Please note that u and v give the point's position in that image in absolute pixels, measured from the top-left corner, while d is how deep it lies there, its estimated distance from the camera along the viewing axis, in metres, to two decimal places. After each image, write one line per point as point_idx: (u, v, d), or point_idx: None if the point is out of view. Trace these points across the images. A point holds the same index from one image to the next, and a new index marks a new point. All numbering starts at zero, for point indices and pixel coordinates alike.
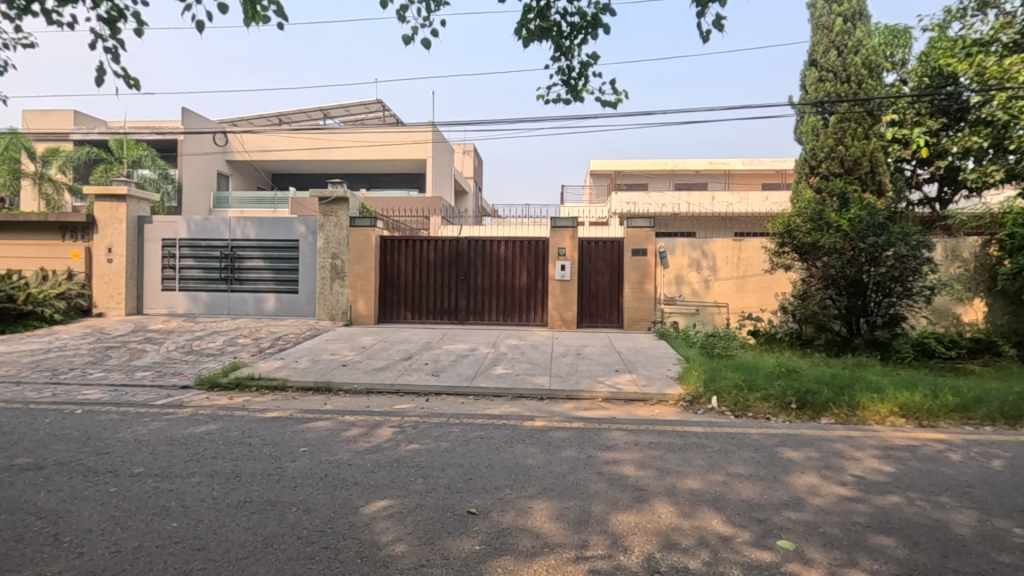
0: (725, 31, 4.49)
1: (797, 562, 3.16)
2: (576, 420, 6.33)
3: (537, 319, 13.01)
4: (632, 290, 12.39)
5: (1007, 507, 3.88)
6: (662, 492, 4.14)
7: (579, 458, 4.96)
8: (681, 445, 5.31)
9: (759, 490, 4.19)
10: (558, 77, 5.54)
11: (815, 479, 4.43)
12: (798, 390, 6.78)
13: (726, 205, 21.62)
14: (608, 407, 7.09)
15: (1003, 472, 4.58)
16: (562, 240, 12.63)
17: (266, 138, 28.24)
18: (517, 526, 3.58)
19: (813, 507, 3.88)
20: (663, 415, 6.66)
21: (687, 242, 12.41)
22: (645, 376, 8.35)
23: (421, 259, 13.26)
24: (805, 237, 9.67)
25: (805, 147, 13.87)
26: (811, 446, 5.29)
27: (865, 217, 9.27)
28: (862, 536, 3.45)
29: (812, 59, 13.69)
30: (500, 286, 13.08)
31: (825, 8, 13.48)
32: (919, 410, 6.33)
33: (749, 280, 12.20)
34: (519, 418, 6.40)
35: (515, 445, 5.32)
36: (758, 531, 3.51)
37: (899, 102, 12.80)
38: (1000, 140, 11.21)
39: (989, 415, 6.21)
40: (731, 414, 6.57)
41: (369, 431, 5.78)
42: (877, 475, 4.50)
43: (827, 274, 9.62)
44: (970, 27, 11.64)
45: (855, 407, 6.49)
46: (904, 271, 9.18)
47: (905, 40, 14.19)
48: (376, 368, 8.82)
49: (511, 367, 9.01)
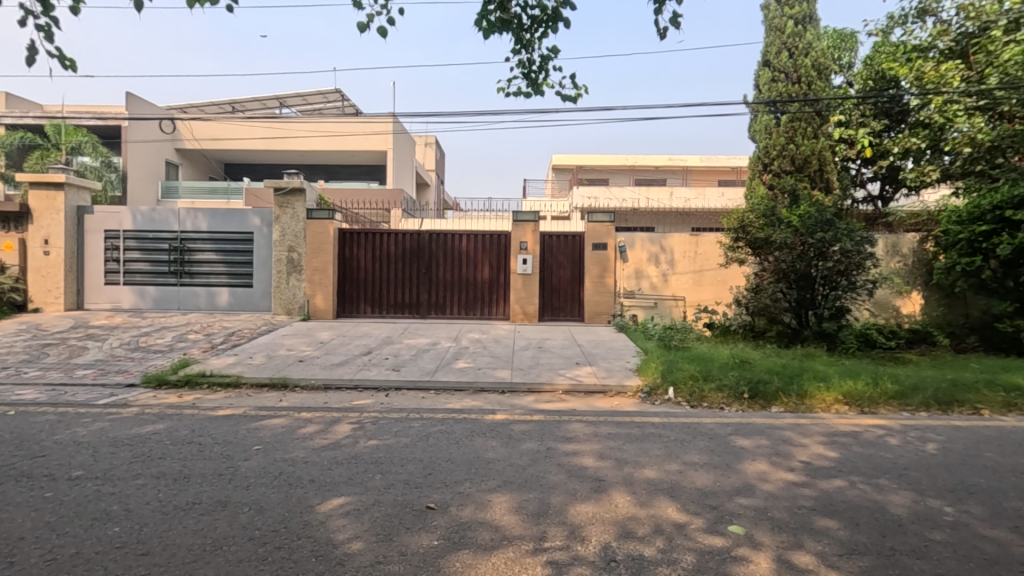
0: (681, 28, 4.60)
1: (746, 546, 3.26)
2: (537, 413, 6.37)
3: (498, 313, 13.02)
4: (593, 285, 12.56)
5: (940, 488, 4.12)
6: (620, 482, 4.22)
7: (539, 450, 4.99)
8: (639, 436, 5.41)
9: (713, 478, 4.32)
10: (520, 70, 5.60)
11: (765, 466, 4.59)
12: (750, 380, 7.02)
13: (684, 201, 22.01)
14: (568, 400, 7.17)
15: (936, 455, 4.86)
16: (524, 233, 12.66)
17: (218, 127, 26.97)
18: (477, 520, 3.57)
19: (763, 493, 4.03)
20: (622, 407, 6.77)
21: (647, 237, 12.56)
22: (605, 368, 8.49)
23: (381, 254, 13.05)
24: (758, 232, 10.03)
25: (758, 146, 14.29)
26: (762, 434, 5.49)
27: (814, 213, 9.63)
28: (808, 519, 3.61)
29: (765, 59, 14.09)
30: (462, 280, 13.01)
31: (778, 10, 13.88)
32: (861, 398, 6.65)
33: (706, 274, 12.53)
34: (481, 412, 6.40)
35: (475, 439, 5.32)
36: (711, 517, 3.62)
37: (846, 104, 13.32)
38: (936, 142, 11.84)
39: (925, 401, 6.58)
40: (687, 404, 6.77)
41: (326, 427, 5.67)
42: (821, 461, 4.70)
43: (779, 269, 9.94)
44: (910, 33, 12.19)
45: (803, 396, 6.76)
46: (848, 266, 9.56)
47: (852, 44, 14.84)
48: (335, 364, 8.63)
49: (473, 361, 8.95)
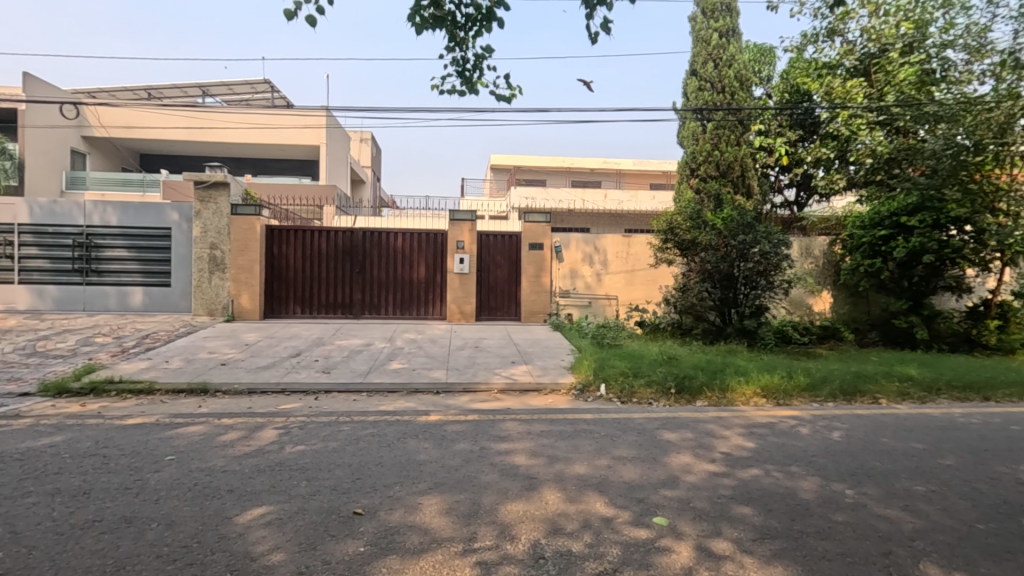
0: (611, 34, 4.81)
1: (669, 536, 3.38)
2: (471, 413, 6.35)
3: (435, 312, 12.89)
4: (529, 284, 12.69)
5: (843, 472, 4.45)
6: (551, 479, 4.28)
7: (472, 450, 4.97)
8: (571, 433, 5.51)
9: (640, 471, 4.45)
10: (453, 67, 5.71)
11: (689, 458, 4.79)
12: (677, 375, 7.32)
13: (618, 204, 22.58)
14: (503, 399, 7.19)
15: (841, 442, 5.26)
16: (461, 232, 12.59)
17: (132, 114, 25.09)
18: (406, 524, 3.50)
19: (687, 484, 4.20)
20: (556, 404, 6.87)
21: (582, 237, 12.80)
22: (540, 367, 8.57)
23: (312, 252, 12.57)
24: (684, 234, 10.48)
25: (686, 151, 14.93)
26: (687, 427, 5.73)
27: (736, 217, 10.16)
28: (726, 507, 3.79)
29: (692, 68, 14.71)
30: (398, 279, 12.78)
31: (704, 22, 14.57)
32: (777, 391, 7.08)
33: (638, 274, 12.92)
34: (415, 413, 6.30)
35: (407, 441, 5.22)
36: (637, 510, 3.73)
37: (765, 114, 14.16)
38: (843, 152, 12.85)
39: (832, 392, 7.09)
40: (618, 400, 6.97)
41: (249, 433, 5.39)
42: (740, 451, 4.96)
43: (704, 269, 10.41)
44: (821, 51, 13.09)
45: (725, 390, 7.12)
46: (768, 267, 10.17)
47: (770, 59, 15.79)
48: (260, 367, 8.23)
49: (408, 362, 8.81)
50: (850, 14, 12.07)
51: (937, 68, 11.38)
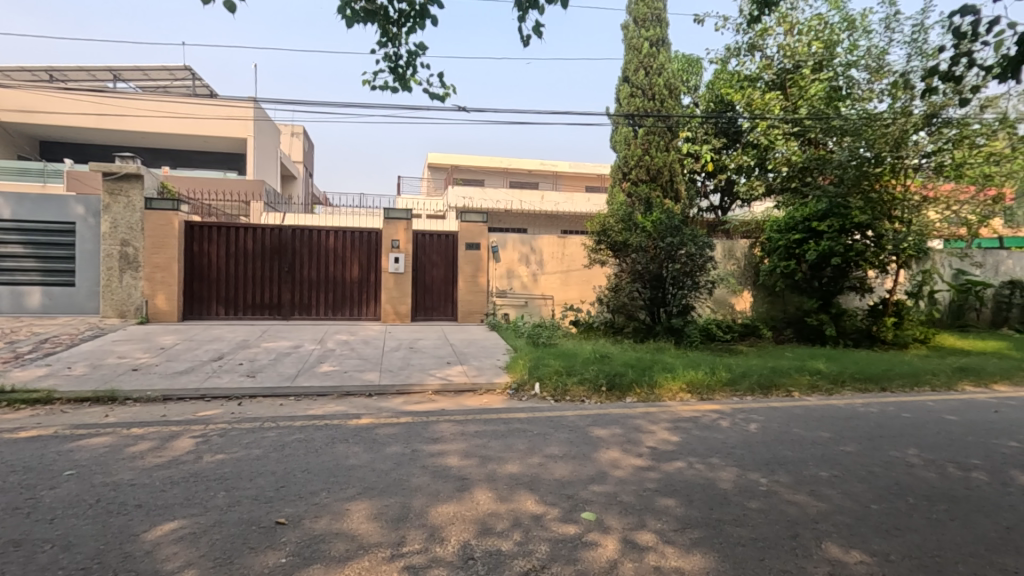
0: (542, 38, 5.12)
1: (596, 531, 3.47)
2: (404, 415, 6.25)
3: (369, 313, 12.59)
4: (465, 284, 12.66)
5: (759, 462, 4.73)
6: (483, 479, 4.28)
7: (404, 453, 4.89)
8: (505, 433, 5.54)
9: (571, 468, 4.54)
10: (386, 63, 5.68)
11: (617, 453, 4.93)
12: (608, 373, 7.53)
13: (554, 205, 22.82)
14: (437, 400, 7.12)
15: (757, 433, 5.59)
16: (396, 231, 12.37)
17: (30, 97, 22.91)
18: (332, 532, 3.39)
19: (615, 479, 4.33)
20: (491, 404, 6.89)
21: (518, 237, 12.88)
22: (475, 367, 8.57)
23: (236, 250, 11.94)
24: (616, 236, 10.78)
25: (619, 155, 15.44)
26: (617, 423, 5.89)
27: (664, 220, 10.57)
28: (651, 500, 3.93)
29: (625, 75, 15.19)
30: (330, 279, 12.38)
31: (635, 31, 15.07)
32: (701, 386, 7.43)
33: (573, 274, 13.06)
34: (345, 417, 6.12)
35: (337, 446, 5.06)
36: (567, 507, 3.80)
37: (692, 122, 15.06)
38: (761, 160, 13.69)
39: (750, 386, 7.52)
40: (551, 398, 7.08)
41: (162, 444, 5.04)
42: (666, 445, 5.16)
43: (635, 269, 10.75)
44: (742, 64, 13.85)
45: (654, 386, 7.39)
46: (693, 268, 10.66)
47: (697, 69, 16.55)
48: (177, 372, 7.73)
49: (339, 364, 8.55)
50: (768, 31, 12.85)
51: (843, 85, 12.32)
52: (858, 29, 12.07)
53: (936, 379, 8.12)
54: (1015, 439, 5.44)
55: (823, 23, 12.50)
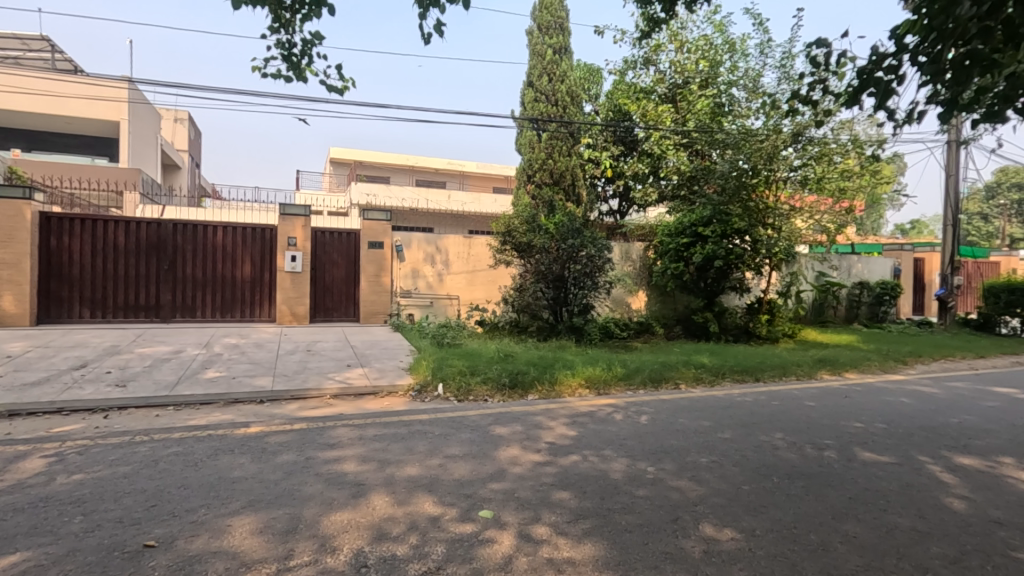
0: (444, 37, 5.11)
1: (493, 528, 3.51)
2: (298, 421, 5.94)
3: (261, 314, 11.84)
4: (368, 284, 12.29)
5: (647, 451, 5.04)
6: (380, 484, 4.18)
7: (296, 461, 4.65)
8: (405, 435, 5.45)
9: (470, 468, 4.56)
10: (278, 50, 5.39)
11: (517, 450, 5.03)
12: (511, 371, 7.65)
13: (461, 205, 22.77)
14: (335, 404, 6.84)
15: (647, 424, 5.95)
16: (292, 228, 11.72)
17: None
18: (211, 550, 3.15)
19: (513, 475, 4.41)
20: (392, 407, 6.74)
21: (423, 236, 12.60)
22: (378, 369, 8.34)
23: (105, 246, 10.74)
24: (521, 237, 11.00)
25: (524, 158, 15.89)
26: (517, 421, 6.00)
27: (566, 222, 10.89)
28: (547, 494, 4.04)
29: (529, 80, 15.53)
30: (218, 278, 11.50)
31: (540, 38, 15.46)
32: (598, 382, 7.77)
33: (479, 274, 12.99)
34: (232, 426, 5.71)
35: (220, 457, 4.70)
36: (464, 506, 3.81)
37: (592, 130, 15.54)
38: (655, 168, 14.62)
39: (643, 380, 7.99)
40: (454, 399, 7.06)
41: (5, 466, 4.40)
42: (563, 440, 5.35)
43: (538, 270, 11.02)
44: (638, 76, 14.65)
45: (554, 383, 7.62)
46: (592, 269, 11.12)
47: (598, 78, 17.31)
48: (28, 384, 6.78)
49: (227, 369, 7.95)
50: (660, 47, 13.71)
51: (725, 101, 13.40)
52: (737, 52, 13.23)
53: (800, 369, 9.11)
54: (859, 420, 6.24)
55: (709, 44, 13.54)
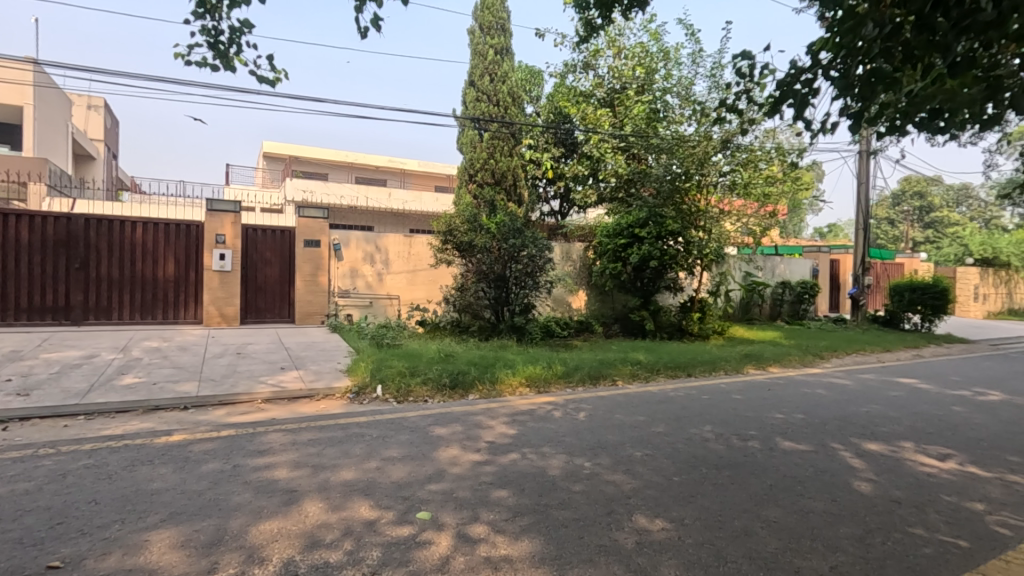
0: (381, 31, 5.02)
1: (431, 530, 3.48)
2: (227, 427, 5.66)
3: (186, 316, 11.18)
4: (304, 284, 11.87)
5: (585, 447, 5.15)
6: (314, 490, 4.05)
7: (223, 470, 4.42)
8: (342, 438, 5.30)
9: (408, 469, 4.50)
10: (203, 37, 5.12)
11: (456, 450, 5.01)
12: (452, 371, 7.61)
13: (402, 203, 22.43)
14: (267, 409, 6.56)
15: (585, 421, 6.08)
16: (221, 226, 11.16)
17: None
18: (125, 569, 2.95)
19: (452, 476, 4.39)
20: (328, 410, 6.54)
21: (362, 235, 12.20)
22: (313, 371, 8.08)
23: (6, 242, 9.85)
24: (462, 236, 10.96)
25: (465, 157, 15.88)
26: (457, 421, 5.98)
27: (507, 222, 10.92)
28: (486, 493, 4.06)
29: (471, 79, 15.50)
30: (138, 278, 10.78)
31: (481, 37, 15.46)
32: (538, 380, 7.86)
33: (419, 274, 12.68)
34: (152, 435, 5.36)
35: (137, 468, 4.41)
36: (402, 509, 3.76)
37: (534, 130, 15.79)
38: (594, 170, 15.00)
39: (582, 378, 8.16)
40: (394, 400, 6.94)
41: None
42: (503, 438, 5.38)
43: (480, 269, 11.03)
44: (578, 80, 14.94)
45: (495, 382, 7.64)
46: (533, 268, 11.23)
47: (539, 80, 17.51)
48: None
49: (147, 375, 7.46)
50: (599, 52, 14.04)
51: (660, 108, 13.90)
52: (671, 60, 13.76)
53: (729, 364, 9.60)
54: (781, 411, 6.65)
55: (645, 51, 14.01)
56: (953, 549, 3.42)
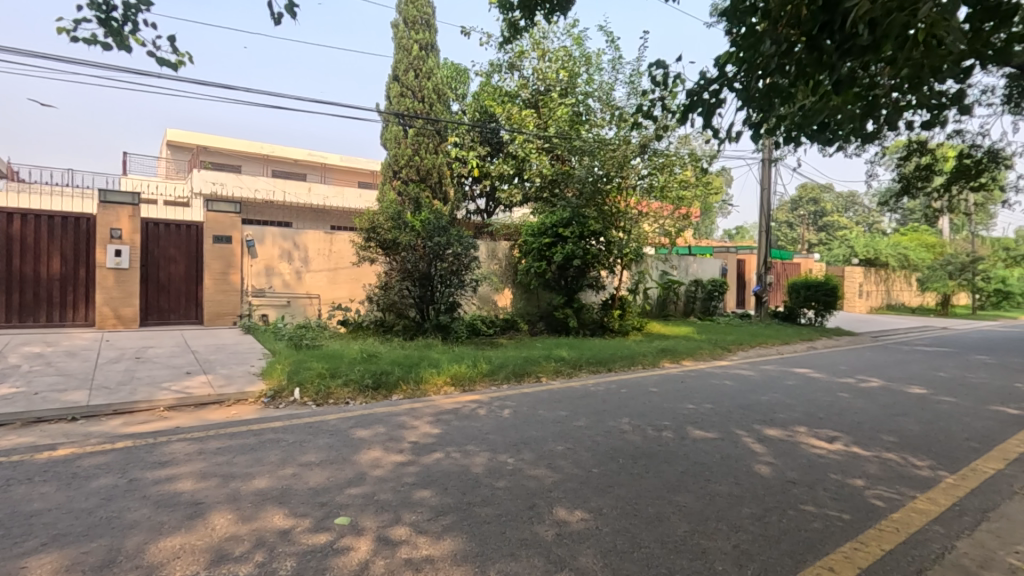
0: (296, 19, 4.79)
1: (350, 535, 3.39)
2: (123, 438, 5.20)
3: (75, 318, 10.20)
4: (213, 283, 11.13)
5: (508, 444, 5.20)
6: (223, 501, 3.81)
7: (116, 485, 4.06)
8: (254, 445, 5.03)
9: (327, 474, 4.35)
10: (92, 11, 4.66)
11: (378, 452, 4.90)
12: (375, 372, 7.43)
13: (322, 199, 21.63)
14: (171, 417, 6.10)
15: (509, 417, 6.15)
16: (117, 219, 10.24)
17: None
18: None
19: (373, 478, 4.29)
20: (240, 416, 6.18)
21: (278, 231, 11.57)
22: (224, 375, 7.60)
23: None
24: (386, 233, 10.71)
25: (389, 153, 15.58)
26: (380, 422, 5.84)
27: (432, 219, 10.79)
28: (408, 494, 4.00)
29: (395, 74, 15.20)
30: (16, 276, 9.72)
31: (405, 32, 15.19)
32: (464, 378, 7.85)
33: (341, 272, 12.21)
34: (32, 450, 4.82)
35: (13, 489, 3.95)
36: (319, 515, 3.62)
37: (460, 129, 15.76)
38: (519, 170, 15.18)
39: (507, 375, 8.24)
40: (312, 403, 6.68)
41: None
42: (426, 438, 5.32)
43: (404, 268, 10.83)
44: (503, 80, 15.05)
45: (420, 381, 7.55)
46: (459, 266, 11.18)
47: (465, 79, 17.45)
48: None
49: (27, 383, 6.71)
50: (524, 54, 14.22)
51: (583, 111, 14.28)
52: (593, 65, 14.16)
53: (646, 359, 10.06)
54: (692, 402, 7.05)
55: (568, 55, 14.36)
56: (838, 521, 3.79)
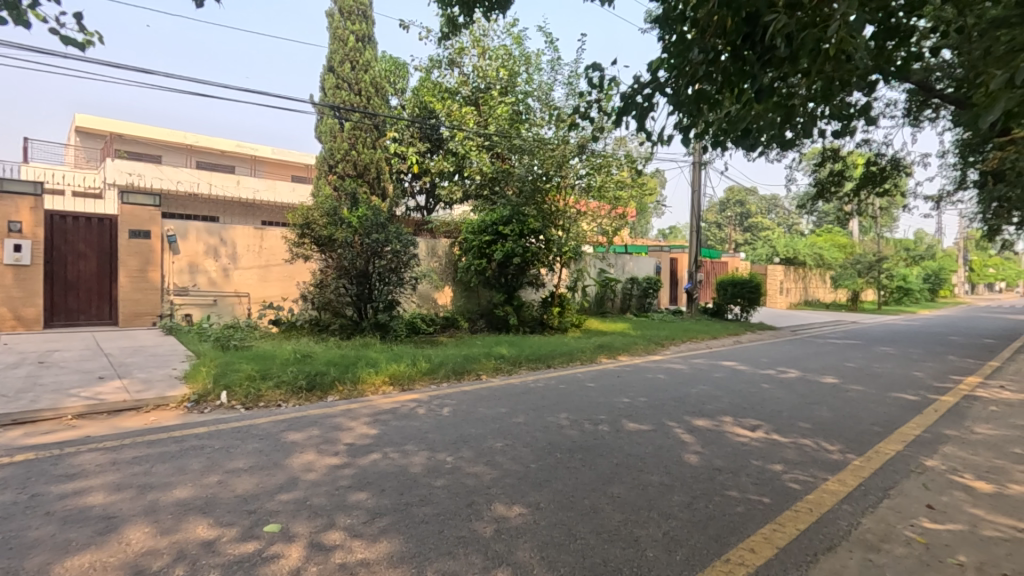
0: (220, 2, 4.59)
1: (280, 542, 3.26)
2: (24, 451, 4.76)
3: None
4: (129, 280, 10.38)
5: (447, 442, 5.17)
6: (139, 513, 3.57)
7: (15, 502, 3.71)
8: (176, 453, 4.74)
9: (256, 480, 4.16)
10: None
11: (312, 456, 4.75)
12: (309, 373, 7.17)
13: (252, 193, 20.63)
14: (81, 426, 5.64)
15: (448, 416, 6.11)
16: (16, 212, 9.42)
17: None
18: None
19: (306, 483, 4.15)
20: (160, 422, 5.80)
21: (203, 226, 10.86)
22: (142, 379, 7.12)
23: None
24: (321, 229, 10.34)
25: (325, 147, 15.11)
26: (314, 425, 5.65)
27: (370, 216, 10.53)
28: (343, 497, 3.90)
29: (330, 65, 14.73)
30: None
31: (341, 22, 14.73)
32: (402, 377, 7.72)
33: (272, 270, 11.61)
34: None
35: None
36: (247, 523, 3.47)
37: (398, 124, 15.48)
38: (459, 167, 15.09)
39: (446, 373, 8.18)
40: (241, 407, 6.36)
41: None
42: (363, 439, 5.20)
43: (341, 265, 10.51)
44: (443, 76, 14.92)
45: (356, 381, 7.36)
46: (398, 264, 10.99)
47: (404, 73, 17.14)
48: None
49: None
50: (464, 51, 14.15)
51: (523, 110, 14.38)
52: (532, 65, 14.29)
53: (584, 355, 10.28)
54: (627, 396, 7.27)
55: (508, 54, 14.43)
56: (759, 505, 4.03)
